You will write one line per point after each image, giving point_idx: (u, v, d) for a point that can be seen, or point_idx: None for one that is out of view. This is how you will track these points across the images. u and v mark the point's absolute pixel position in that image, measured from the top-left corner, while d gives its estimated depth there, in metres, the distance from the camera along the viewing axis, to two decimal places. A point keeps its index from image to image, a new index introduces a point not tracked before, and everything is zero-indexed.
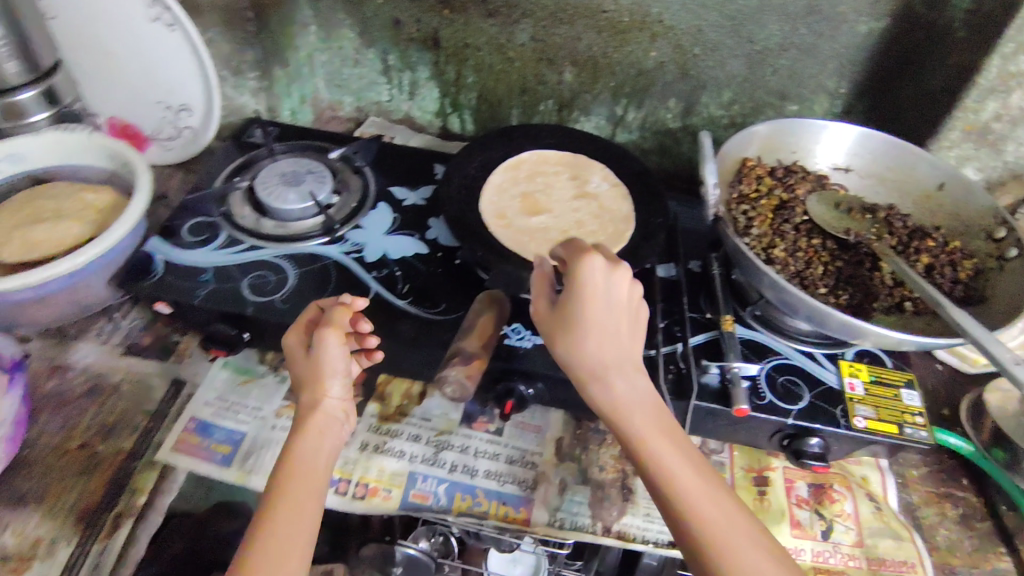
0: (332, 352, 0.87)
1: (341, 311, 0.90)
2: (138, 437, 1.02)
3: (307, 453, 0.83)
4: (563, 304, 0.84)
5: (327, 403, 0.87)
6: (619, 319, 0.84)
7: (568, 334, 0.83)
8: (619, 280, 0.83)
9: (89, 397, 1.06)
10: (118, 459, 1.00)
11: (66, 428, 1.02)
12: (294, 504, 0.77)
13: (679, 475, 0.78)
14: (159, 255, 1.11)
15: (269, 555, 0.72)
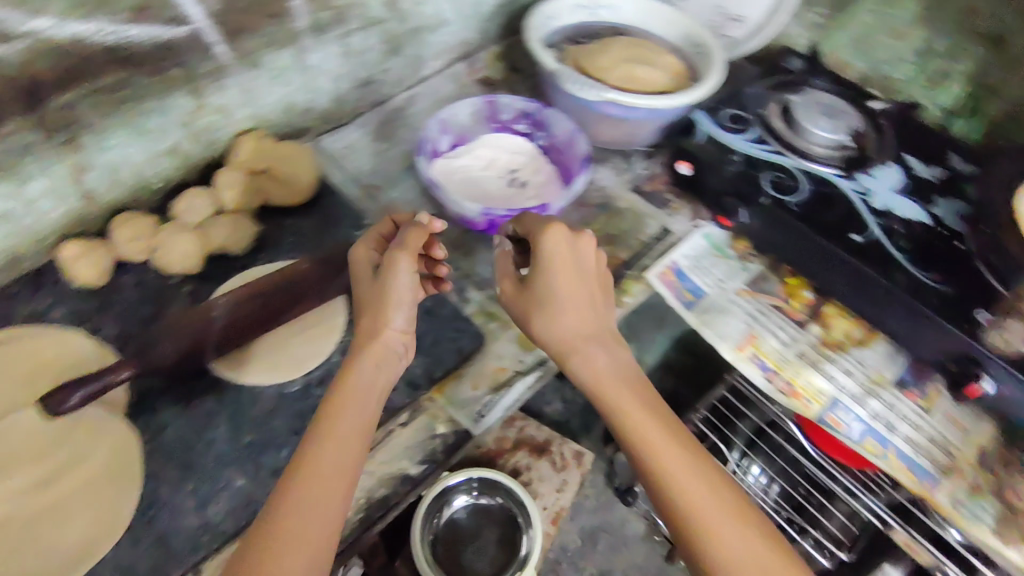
0: (416, 246, 0.92)
1: (414, 234, 0.93)
2: (630, 253, 1.25)
3: (364, 378, 0.86)
4: (546, 282, 0.96)
5: (384, 328, 0.89)
6: (584, 287, 0.98)
7: (542, 312, 0.97)
8: (583, 247, 0.99)
9: (602, 208, 1.31)
10: (616, 263, 1.23)
11: (583, 222, 1.28)
12: (334, 453, 0.80)
13: (664, 454, 0.87)
14: (702, 127, 1.29)
15: (321, 480, 0.77)
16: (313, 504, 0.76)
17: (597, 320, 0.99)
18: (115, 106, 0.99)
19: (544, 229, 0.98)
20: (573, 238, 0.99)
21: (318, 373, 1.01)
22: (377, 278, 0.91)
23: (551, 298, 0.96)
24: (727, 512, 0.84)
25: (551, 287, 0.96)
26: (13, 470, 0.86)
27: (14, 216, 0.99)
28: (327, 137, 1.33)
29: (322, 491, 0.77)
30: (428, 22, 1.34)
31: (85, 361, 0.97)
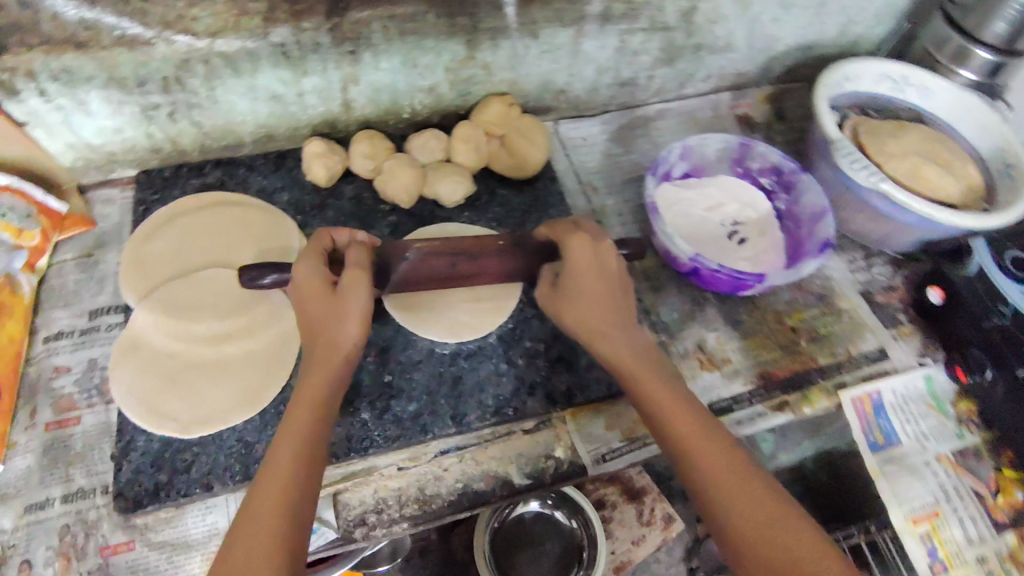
0: (585, 260, 0.86)
1: (578, 244, 0.86)
2: (831, 361, 1.10)
3: (307, 396, 0.76)
4: (580, 287, 0.86)
5: (340, 332, 0.80)
6: (612, 279, 0.87)
7: (573, 304, 0.87)
8: (604, 252, 0.87)
9: (817, 300, 1.17)
10: (810, 364, 1.09)
11: (791, 305, 1.15)
12: (268, 479, 0.70)
13: (678, 415, 0.78)
14: (976, 261, 1.09)
15: (264, 499, 0.69)
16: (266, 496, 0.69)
17: (624, 305, 0.87)
18: (401, 33, 1.05)
19: (572, 233, 0.87)
20: (596, 237, 0.87)
21: (470, 348, 0.99)
22: (321, 285, 0.81)
23: (581, 305, 0.86)
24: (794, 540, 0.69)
25: (582, 291, 0.86)
26: (201, 317, 0.96)
27: (285, 101, 1.09)
28: (567, 123, 1.32)
29: (271, 504, 0.68)
30: (713, 44, 1.26)
31: (288, 248, 1.05)
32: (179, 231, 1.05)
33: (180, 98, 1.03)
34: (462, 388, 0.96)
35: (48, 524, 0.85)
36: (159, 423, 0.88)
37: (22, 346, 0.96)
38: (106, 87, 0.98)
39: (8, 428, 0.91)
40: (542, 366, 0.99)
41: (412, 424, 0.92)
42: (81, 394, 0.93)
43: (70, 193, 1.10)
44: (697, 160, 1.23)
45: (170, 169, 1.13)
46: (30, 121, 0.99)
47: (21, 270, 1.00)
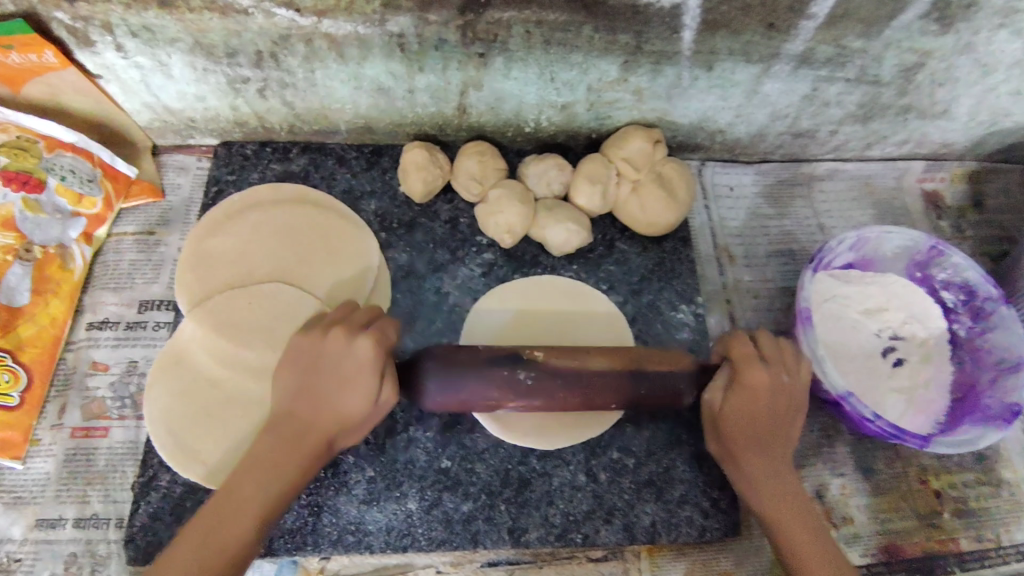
0: (735, 407, 0.74)
1: (756, 378, 0.73)
2: (974, 546, 0.89)
3: (273, 434, 0.69)
4: (726, 412, 0.75)
5: (347, 414, 0.69)
6: (771, 421, 0.75)
7: (761, 450, 0.75)
8: (753, 375, 0.73)
9: (975, 460, 0.94)
10: (948, 547, 0.89)
11: (941, 462, 0.93)
12: (251, 477, 0.68)
13: (766, 483, 0.74)
14: None
15: (227, 497, 0.67)
16: (233, 509, 0.66)
17: (780, 446, 0.76)
18: (544, 42, 0.84)
19: (752, 353, 0.75)
20: (775, 367, 0.74)
21: (543, 447, 0.82)
22: (340, 353, 0.70)
23: (729, 429, 0.75)
24: (802, 523, 0.73)
25: (729, 413, 0.75)
26: (252, 343, 0.83)
27: (391, 94, 0.92)
28: (715, 167, 1.09)
29: (241, 491, 0.67)
30: (927, 107, 0.99)
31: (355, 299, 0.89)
32: (246, 227, 0.91)
33: (272, 75, 0.87)
34: (528, 496, 0.81)
35: (56, 548, 0.78)
36: (185, 463, 0.78)
37: (64, 329, 0.87)
38: (190, 52, 0.83)
39: (34, 423, 0.83)
40: (627, 488, 0.82)
41: (462, 529, 0.78)
42: (114, 402, 0.84)
43: (143, 155, 0.98)
44: (868, 254, 0.99)
45: (252, 145, 0.98)
46: (105, 75, 0.86)
47: (76, 240, 0.90)
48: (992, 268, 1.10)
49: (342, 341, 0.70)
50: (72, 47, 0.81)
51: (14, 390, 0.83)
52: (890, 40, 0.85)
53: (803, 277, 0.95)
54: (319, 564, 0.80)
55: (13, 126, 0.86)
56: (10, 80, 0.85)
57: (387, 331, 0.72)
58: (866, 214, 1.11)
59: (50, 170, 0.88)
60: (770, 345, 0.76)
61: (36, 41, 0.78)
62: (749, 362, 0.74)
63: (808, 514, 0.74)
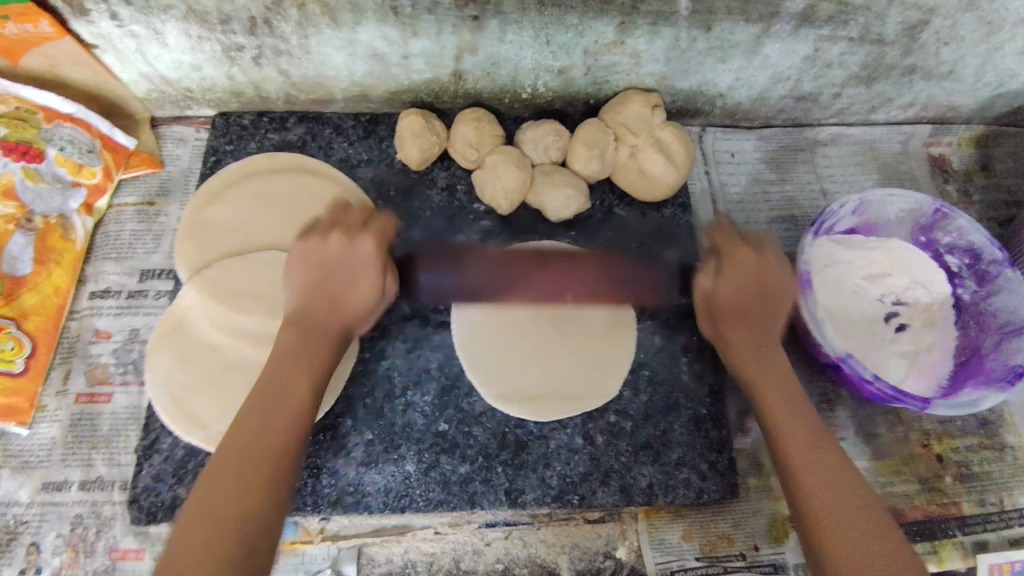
0: (727, 292, 0.76)
1: (741, 256, 0.76)
2: (976, 510, 0.89)
3: (275, 380, 0.68)
4: (721, 295, 0.76)
5: (354, 303, 0.74)
6: (761, 295, 0.76)
7: (739, 327, 0.76)
8: (742, 259, 0.76)
9: (979, 425, 0.93)
10: (950, 511, 0.88)
11: (943, 426, 0.93)
12: (263, 404, 0.66)
13: (796, 450, 0.67)
14: None
15: (230, 449, 0.63)
16: (253, 446, 0.63)
17: (771, 324, 0.76)
18: (539, 3, 0.83)
19: (737, 237, 0.78)
20: (765, 250, 0.77)
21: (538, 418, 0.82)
22: (343, 249, 0.74)
23: (720, 306, 0.76)
24: (836, 486, 0.64)
25: (721, 298, 0.76)
26: (251, 309, 0.84)
27: (386, 61, 0.91)
28: (716, 133, 1.08)
29: (246, 438, 0.64)
30: (933, 68, 0.97)
31: None
32: (245, 196, 0.91)
33: (266, 42, 0.87)
34: (525, 458, 0.81)
35: (62, 510, 0.80)
36: (186, 427, 0.79)
37: (67, 298, 0.88)
38: (184, 19, 0.83)
39: (40, 390, 0.85)
40: (624, 450, 0.82)
41: (460, 490, 0.79)
42: (116, 368, 0.86)
43: (141, 126, 0.98)
44: (871, 219, 0.98)
45: (249, 115, 0.98)
46: (101, 45, 0.86)
47: (76, 211, 0.91)
48: (999, 233, 1.08)
49: (344, 240, 0.74)
50: (67, 16, 0.81)
51: (19, 357, 0.84)
52: None
53: (804, 241, 0.93)
54: (320, 525, 0.80)
55: (12, 98, 0.87)
56: (8, 52, 0.86)
57: (382, 225, 0.77)
58: (870, 179, 1.09)
59: (49, 140, 0.89)
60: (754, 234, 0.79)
61: (31, 10, 0.78)
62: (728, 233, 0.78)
63: (844, 483, 0.64)
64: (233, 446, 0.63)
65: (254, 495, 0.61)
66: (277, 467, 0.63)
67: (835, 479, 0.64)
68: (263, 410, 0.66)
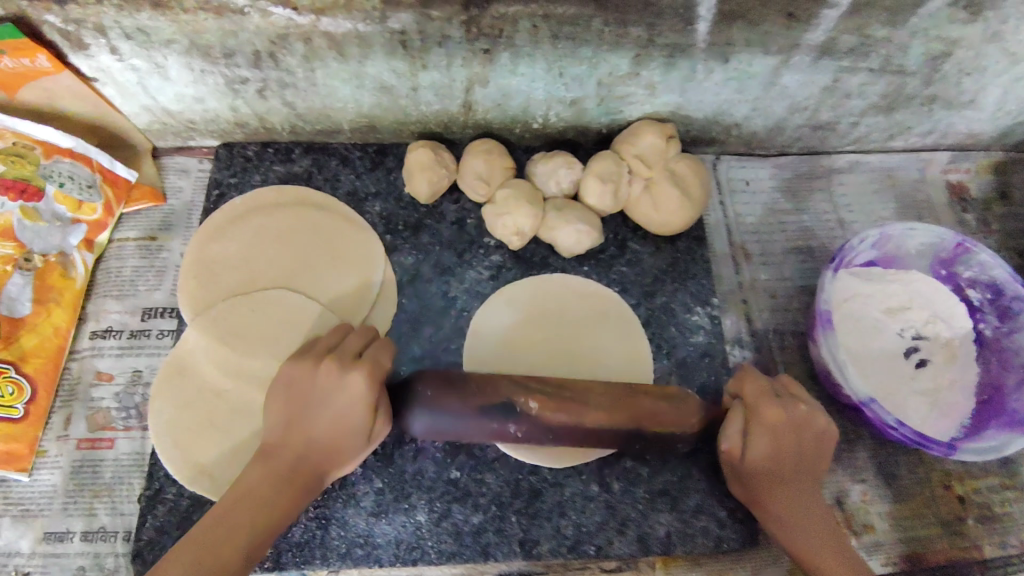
0: (760, 454, 0.71)
1: (772, 415, 0.71)
2: (998, 553, 0.87)
3: (271, 437, 0.70)
4: (750, 458, 0.72)
5: (349, 352, 0.75)
6: (794, 460, 0.72)
7: (763, 466, 0.72)
8: (766, 416, 0.71)
9: (1000, 464, 0.91)
10: (972, 555, 0.86)
11: (965, 466, 0.90)
12: (263, 455, 0.69)
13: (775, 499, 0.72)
14: None
15: (235, 498, 0.66)
16: (250, 496, 0.66)
17: (816, 466, 0.73)
18: (552, 37, 0.80)
19: (763, 391, 0.73)
20: (753, 366, 0.75)
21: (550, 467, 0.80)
22: (333, 382, 0.70)
23: (751, 470, 0.72)
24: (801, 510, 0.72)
25: (751, 461, 0.72)
26: (257, 352, 0.81)
27: (395, 93, 0.89)
28: (731, 161, 1.06)
29: (244, 491, 0.66)
30: (954, 97, 0.95)
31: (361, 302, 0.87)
32: (249, 231, 0.89)
33: (271, 76, 0.85)
34: (539, 506, 0.79)
35: (65, 561, 0.78)
36: (190, 476, 0.77)
37: (68, 338, 0.86)
38: (186, 53, 0.80)
39: (40, 434, 0.82)
40: (641, 498, 0.80)
41: (472, 541, 0.77)
42: (118, 413, 0.83)
43: (143, 157, 0.96)
44: (891, 251, 0.96)
45: (254, 146, 0.96)
46: (101, 78, 0.84)
47: (77, 247, 0.88)
48: (1019, 263, 1.06)
49: (334, 374, 0.70)
50: (66, 51, 0.79)
51: (19, 401, 0.82)
52: (917, 29, 0.81)
53: (823, 276, 0.91)
54: None
55: (9, 133, 0.85)
56: (4, 85, 0.82)
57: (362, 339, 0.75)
58: (888, 208, 1.07)
59: (48, 176, 0.86)
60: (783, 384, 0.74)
61: (29, 45, 0.76)
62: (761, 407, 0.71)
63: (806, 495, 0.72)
64: (240, 501, 0.66)
65: (234, 552, 0.63)
66: (271, 520, 0.66)
67: (799, 506, 0.72)
68: (267, 458, 0.68)
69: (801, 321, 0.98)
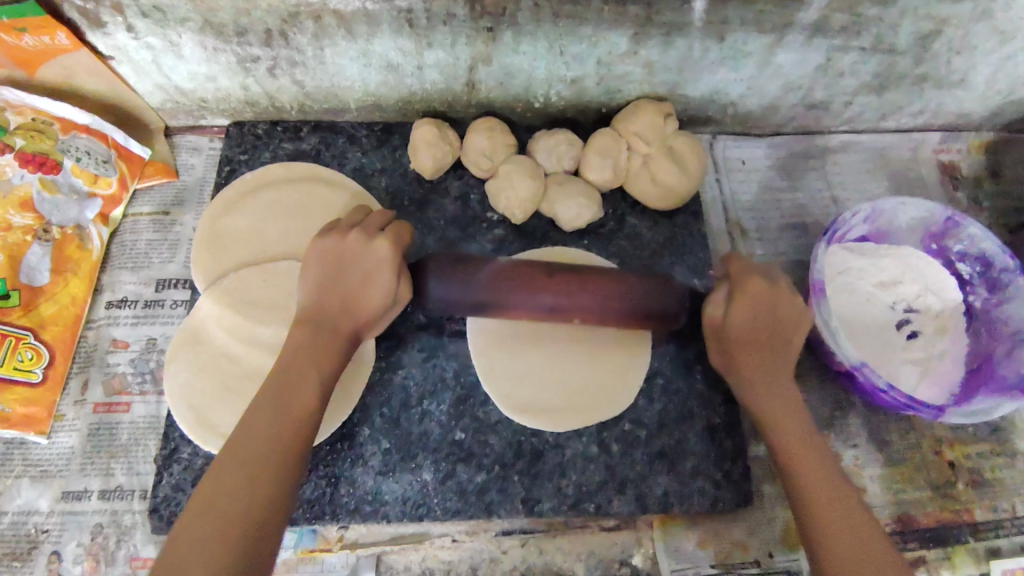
0: (740, 322, 0.75)
1: (752, 285, 0.74)
2: (988, 516, 0.89)
3: (285, 380, 0.69)
4: (731, 325, 0.75)
5: (365, 299, 0.74)
6: (772, 321, 0.75)
7: (740, 352, 0.76)
8: (754, 293, 0.74)
9: (990, 431, 0.94)
10: (963, 517, 0.89)
11: (956, 433, 0.93)
12: (278, 397, 0.68)
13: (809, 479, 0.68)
14: None
15: (244, 448, 0.64)
16: (263, 438, 0.65)
17: (782, 349, 0.76)
18: (553, 15, 0.83)
19: (750, 266, 0.76)
20: (773, 278, 0.76)
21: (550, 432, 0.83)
22: (361, 251, 0.75)
23: (733, 340, 0.76)
24: (837, 502, 0.66)
25: (731, 324, 0.75)
26: (268, 320, 0.84)
27: (401, 71, 0.92)
28: (727, 140, 1.08)
29: (259, 432, 0.65)
30: (944, 76, 0.97)
31: None
32: (259, 205, 0.92)
33: (282, 54, 0.88)
34: (542, 467, 0.82)
35: (82, 518, 0.81)
36: (204, 437, 0.80)
37: (85, 307, 0.89)
38: (200, 31, 0.83)
39: (58, 399, 0.85)
40: (639, 459, 0.83)
41: (477, 499, 0.80)
42: (134, 378, 0.86)
43: (155, 136, 0.99)
44: (882, 226, 0.99)
45: (263, 125, 0.99)
46: (117, 56, 0.86)
47: (92, 220, 0.91)
48: (1009, 240, 1.08)
49: (361, 240, 0.75)
50: (83, 29, 0.81)
51: (38, 366, 0.85)
52: (906, 8, 0.84)
53: (816, 249, 0.94)
54: (339, 533, 0.81)
55: (28, 108, 0.88)
56: (25, 63, 0.86)
57: (399, 225, 0.78)
58: (880, 186, 1.09)
59: (65, 151, 0.90)
60: (773, 272, 0.77)
61: (48, 23, 0.78)
62: (749, 280, 0.75)
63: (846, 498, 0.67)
64: (245, 440, 0.64)
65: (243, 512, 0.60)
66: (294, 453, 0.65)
67: (837, 495, 0.67)
68: (280, 389, 0.68)
69: (796, 295, 1.00)
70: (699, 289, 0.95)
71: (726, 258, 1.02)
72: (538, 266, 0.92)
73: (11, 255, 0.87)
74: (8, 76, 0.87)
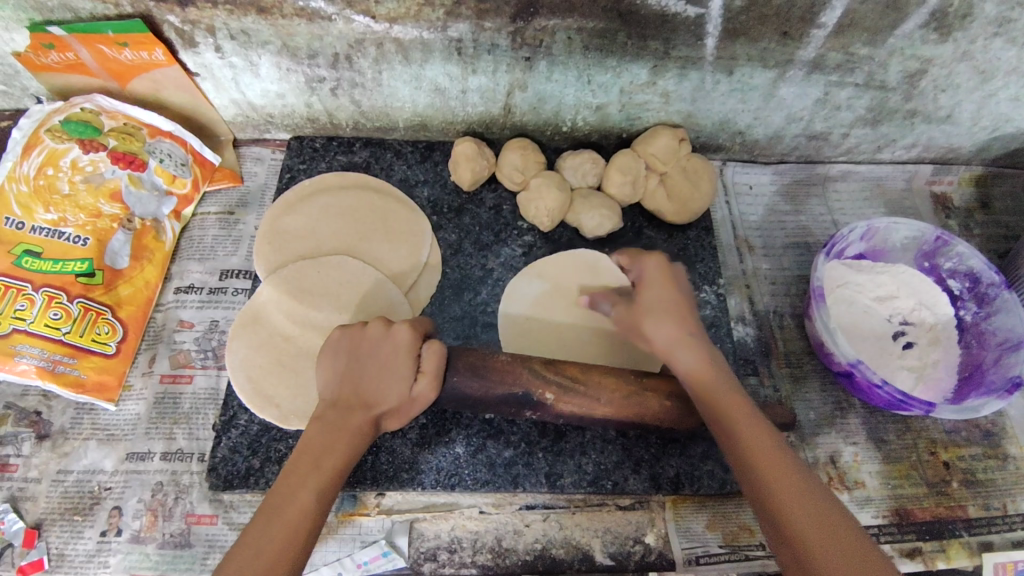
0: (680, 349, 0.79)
1: (655, 288, 0.84)
2: (981, 513, 0.95)
3: (308, 453, 0.72)
4: (680, 355, 0.79)
5: (383, 394, 0.75)
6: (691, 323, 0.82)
7: (713, 381, 0.76)
8: (666, 278, 0.86)
9: (982, 436, 1.00)
10: (957, 513, 0.95)
11: (949, 435, 1.00)
12: (304, 471, 0.71)
13: (774, 472, 0.67)
14: None
15: (272, 507, 0.68)
16: (290, 505, 0.68)
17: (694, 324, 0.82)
18: (583, 48, 0.95)
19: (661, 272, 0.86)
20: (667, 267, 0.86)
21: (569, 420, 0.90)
22: (381, 345, 0.78)
23: (692, 369, 0.78)
24: (808, 501, 0.65)
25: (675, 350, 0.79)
26: (321, 305, 0.94)
27: (446, 94, 1.04)
28: (735, 167, 1.20)
29: (288, 490, 0.69)
30: (932, 112, 1.08)
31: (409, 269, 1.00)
32: (316, 207, 1.03)
33: (345, 76, 1.00)
34: (563, 446, 0.89)
35: (145, 477, 0.89)
36: (261, 405, 0.88)
37: (156, 291, 1.00)
38: (278, 54, 0.96)
39: (127, 370, 0.95)
40: (653, 443, 0.90)
41: (504, 471, 0.87)
42: (197, 354, 0.96)
43: (225, 146, 1.12)
44: (878, 245, 1.08)
45: (321, 140, 1.11)
46: (202, 74, 1.00)
47: (167, 216, 1.03)
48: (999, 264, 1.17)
49: (382, 330, 0.79)
50: (177, 47, 0.94)
51: (112, 340, 0.95)
52: (894, 48, 0.95)
53: (817, 262, 1.03)
54: (377, 500, 0.88)
55: (121, 115, 1.00)
56: (119, 75, 0.99)
57: (422, 322, 0.82)
58: (877, 212, 1.19)
59: (151, 152, 1.01)
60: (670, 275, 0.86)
61: (150, 40, 0.91)
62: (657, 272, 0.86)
63: (817, 492, 0.66)
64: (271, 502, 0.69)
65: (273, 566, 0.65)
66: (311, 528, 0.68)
67: (807, 493, 0.66)
68: (301, 459, 0.72)
69: (798, 305, 1.09)
70: (709, 295, 1.04)
71: (734, 271, 1.11)
72: (555, 275, 1.01)
73: (99, 239, 0.98)
74: (101, 86, 1.00)
